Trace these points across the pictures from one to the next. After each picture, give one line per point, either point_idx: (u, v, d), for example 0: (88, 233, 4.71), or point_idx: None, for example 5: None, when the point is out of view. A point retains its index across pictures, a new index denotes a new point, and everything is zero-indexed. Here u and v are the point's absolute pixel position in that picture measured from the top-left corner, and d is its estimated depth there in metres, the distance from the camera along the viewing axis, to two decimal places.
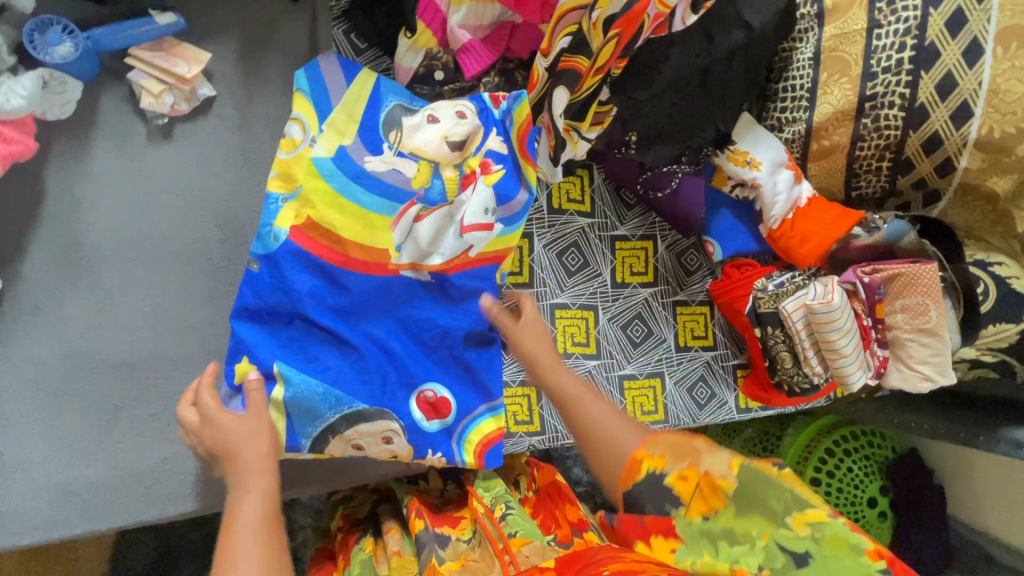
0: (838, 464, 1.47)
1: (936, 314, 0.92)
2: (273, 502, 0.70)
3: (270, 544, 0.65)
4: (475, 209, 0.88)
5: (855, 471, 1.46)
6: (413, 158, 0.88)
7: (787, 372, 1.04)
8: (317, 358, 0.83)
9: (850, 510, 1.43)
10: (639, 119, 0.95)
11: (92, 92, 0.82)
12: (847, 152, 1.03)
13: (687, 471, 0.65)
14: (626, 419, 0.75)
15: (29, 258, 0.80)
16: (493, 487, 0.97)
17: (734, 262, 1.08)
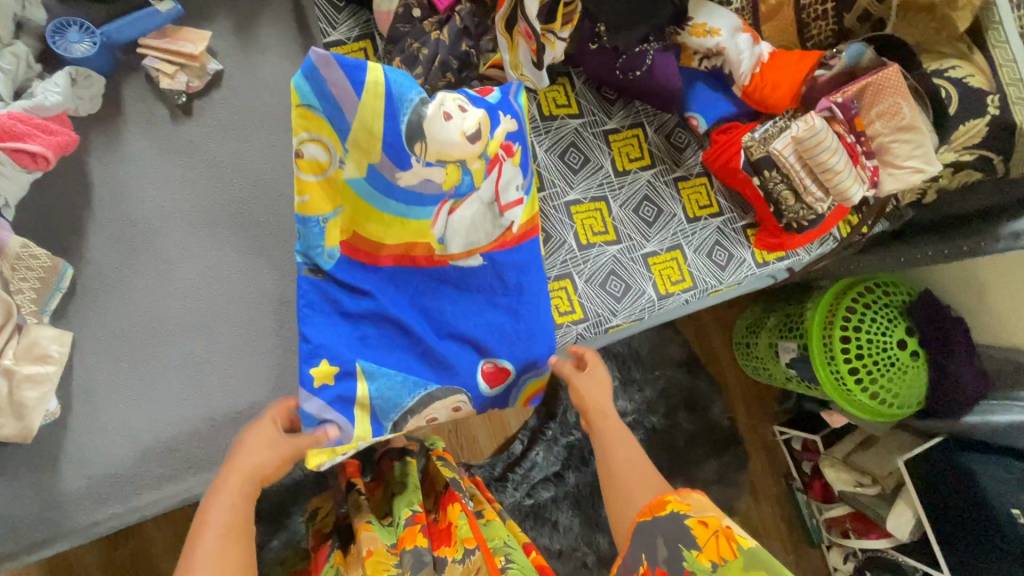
0: (861, 317, 1.54)
1: (909, 112, 1.01)
2: (244, 497, 0.77)
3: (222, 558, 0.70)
4: (507, 189, 0.95)
5: (877, 319, 1.54)
6: (442, 165, 0.85)
7: (792, 210, 1.11)
8: (391, 351, 0.91)
9: (883, 355, 1.51)
10: (604, 9, 1.04)
11: (114, 85, 0.90)
12: (792, 5, 1.17)
13: (699, 525, 0.73)
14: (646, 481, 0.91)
15: (89, 242, 0.86)
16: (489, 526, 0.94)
17: (720, 128, 1.17)
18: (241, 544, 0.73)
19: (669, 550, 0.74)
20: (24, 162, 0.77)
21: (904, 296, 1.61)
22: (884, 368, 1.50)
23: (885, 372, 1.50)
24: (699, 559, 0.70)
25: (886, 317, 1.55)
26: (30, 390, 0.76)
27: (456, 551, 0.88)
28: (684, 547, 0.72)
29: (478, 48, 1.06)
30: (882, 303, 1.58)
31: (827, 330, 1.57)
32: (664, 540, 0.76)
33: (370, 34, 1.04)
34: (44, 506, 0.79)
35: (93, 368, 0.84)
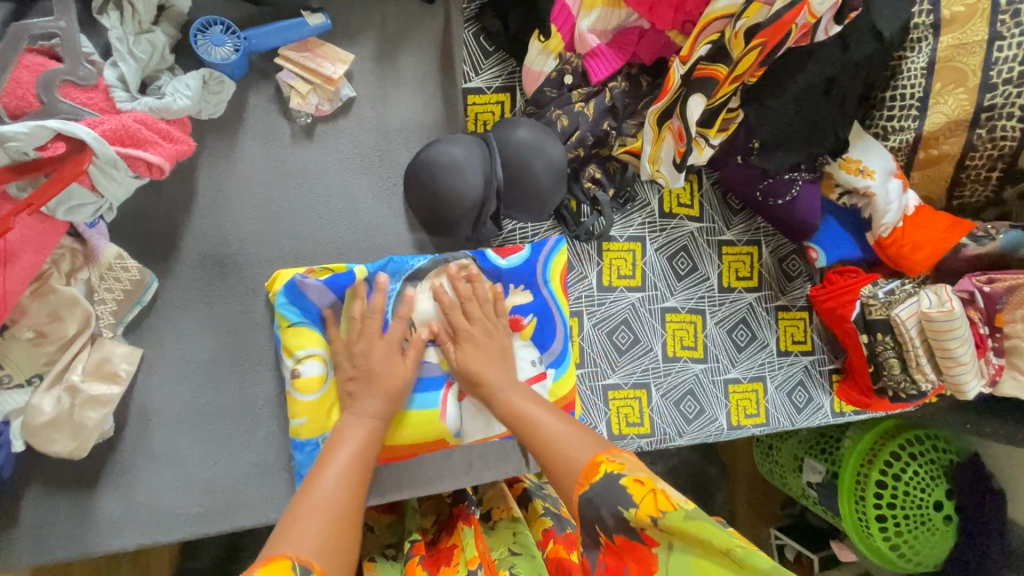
0: (903, 468, 1.44)
1: None
2: (361, 460, 0.67)
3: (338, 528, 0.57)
4: (524, 366, 0.89)
5: (918, 474, 1.44)
6: (435, 345, 0.89)
7: (894, 379, 1.05)
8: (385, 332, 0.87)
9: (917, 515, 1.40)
10: (764, 125, 0.95)
11: (240, 90, 0.84)
12: (956, 161, 1.06)
13: (631, 480, 0.58)
14: (577, 429, 0.69)
15: (181, 255, 0.80)
16: (499, 550, 0.92)
17: (837, 269, 1.10)
18: (346, 527, 0.58)
19: (615, 517, 0.58)
20: (137, 168, 0.70)
21: (952, 454, 1.49)
22: (912, 525, 1.40)
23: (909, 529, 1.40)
24: (639, 516, 0.56)
25: (929, 473, 1.45)
26: (91, 411, 0.71)
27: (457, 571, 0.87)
28: (623, 507, 0.57)
29: (619, 131, 0.99)
30: (929, 458, 1.47)
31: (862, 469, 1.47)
32: (608, 513, 0.59)
33: (511, 87, 0.97)
34: (76, 525, 0.75)
35: (154, 389, 0.79)
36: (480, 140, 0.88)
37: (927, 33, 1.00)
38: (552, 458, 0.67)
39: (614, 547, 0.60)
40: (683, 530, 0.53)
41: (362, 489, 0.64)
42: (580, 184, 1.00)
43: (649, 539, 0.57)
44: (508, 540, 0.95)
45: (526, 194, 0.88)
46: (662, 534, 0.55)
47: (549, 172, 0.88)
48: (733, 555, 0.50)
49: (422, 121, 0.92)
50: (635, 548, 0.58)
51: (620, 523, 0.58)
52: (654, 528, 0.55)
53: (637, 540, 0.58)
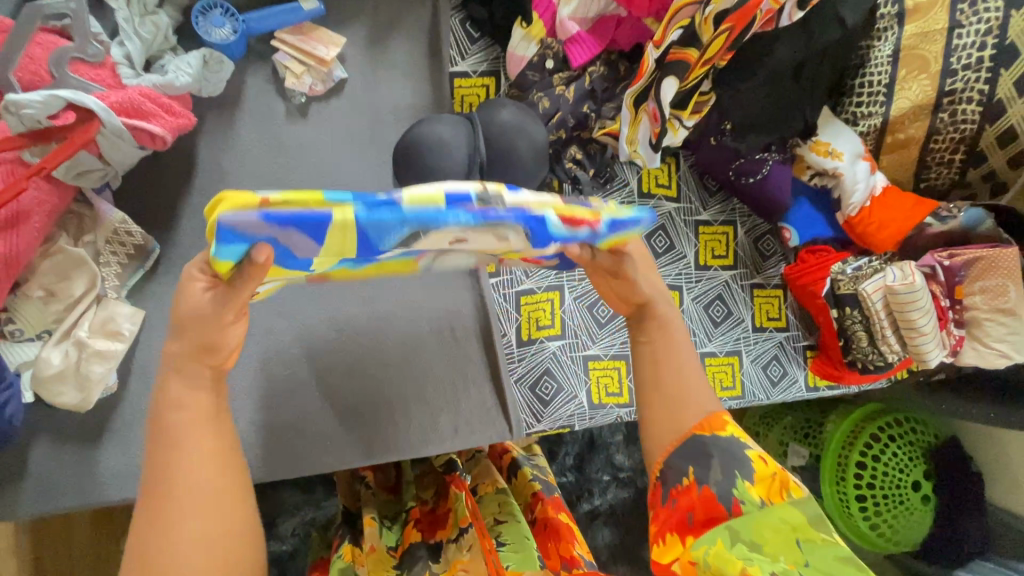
0: (882, 449, 1.47)
1: (1016, 295, 0.98)
2: (203, 421, 0.59)
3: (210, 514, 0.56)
4: None
5: (896, 454, 1.46)
6: None
7: (862, 351, 1.10)
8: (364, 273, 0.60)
9: (895, 493, 1.42)
10: (737, 109, 1.02)
11: (239, 72, 0.89)
12: (921, 145, 1.11)
13: (757, 458, 0.67)
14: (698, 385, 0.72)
15: (181, 225, 0.85)
16: (488, 518, 0.97)
17: (810, 248, 1.14)
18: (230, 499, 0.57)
19: (723, 472, 0.66)
20: (142, 140, 0.75)
21: (931, 436, 1.52)
22: (891, 502, 1.42)
23: (886, 508, 1.42)
24: (750, 491, 0.65)
25: (907, 453, 1.47)
26: (96, 366, 0.75)
27: (451, 530, 0.92)
28: (740, 475, 0.65)
29: (599, 113, 1.04)
30: (908, 439, 1.49)
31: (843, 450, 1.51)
32: (717, 462, 0.66)
33: (496, 71, 1.03)
34: (80, 477, 0.79)
35: (156, 351, 0.84)
36: (466, 120, 0.94)
37: (892, 23, 1.06)
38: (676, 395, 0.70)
39: (692, 491, 0.66)
40: (790, 510, 0.63)
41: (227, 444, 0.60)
42: (562, 164, 1.05)
43: (737, 509, 0.64)
44: (493, 510, 0.98)
45: (509, 170, 0.93)
46: (758, 508, 0.63)
47: (531, 150, 0.93)
48: (804, 539, 0.60)
49: (411, 103, 0.97)
50: (712, 506, 0.65)
51: (723, 482, 0.65)
52: (758, 506, 0.64)
53: (723, 501, 0.65)
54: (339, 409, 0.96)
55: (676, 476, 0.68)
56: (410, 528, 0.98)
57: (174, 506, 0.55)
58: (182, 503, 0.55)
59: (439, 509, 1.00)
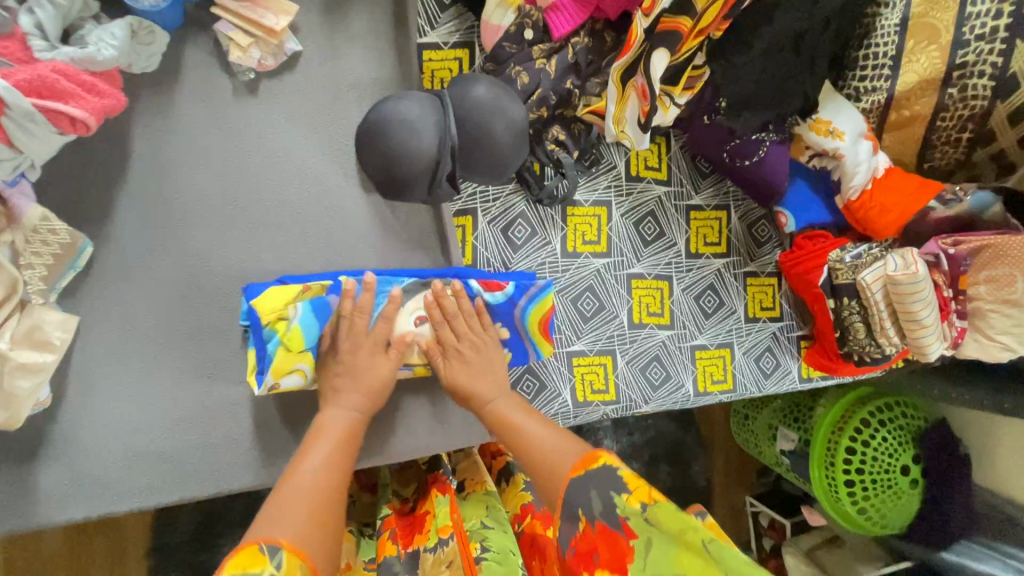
0: (872, 434, 1.42)
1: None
2: (338, 460, 0.73)
3: (320, 519, 0.64)
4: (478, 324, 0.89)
5: (887, 440, 1.42)
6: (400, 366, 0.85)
7: (859, 343, 1.05)
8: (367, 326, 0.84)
9: (884, 480, 1.38)
10: (731, 84, 0.92)
11: (177, 44, 0.79)
12: (928, 123, 1.04)
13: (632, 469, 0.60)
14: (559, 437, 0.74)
15: (117, 219, 0.76)
16: (473, 521, 0.91)
17: (806, 234, 1.09)
18: (325, 507, 0.66)
19: (602, 500, 0.60)
20: (61, 125, 0.66)
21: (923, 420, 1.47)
22: (881, 490, 1.38)
23: (878, 494, 1.38)
24: (630, 504, 0.57)
25: (897, 438, 1.42)
26: (23, 379, 0.68)
27: (428, 538, 0.87)
28: (614, 492, 0.59)
29: (582, 89, 0.95)
30: (898, 424, 1.45)
31: (832, 437, 1.45)
32: (596, 493, 0.61)
33: (470, 43, 0.94)
34: (16, 497, 0.73)
35: (95, 358, 0.76)
36: (435, 97, 0.84)
37: None
38: (539, 452, 0.73)
39: (590, 533, 0.61)
40: (669, 516, 0.53)
41: (340, 479, 0.71)
42: (544, 146, 0.96)
43: (629, 529, 0.56)
44: (480, 513, 0.93)
45: (484, 155, 0.85)
46: (643, 524, 0.55)
47: (508, 132, 0.85)
48: (707, 545, 0.50)
49: (375, 79, 0.88)
50: (614, 538, 0.58)
51: (606, 509, 0.59)
52: (641, 514, 0.56)
53: (614, 528, 0.58)
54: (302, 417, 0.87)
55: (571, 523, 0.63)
56: (385, 539, 0.91)
57: (298, 498, 0.65)
58: (297, 502, 0.64)
59: (419, 511, 0.95)
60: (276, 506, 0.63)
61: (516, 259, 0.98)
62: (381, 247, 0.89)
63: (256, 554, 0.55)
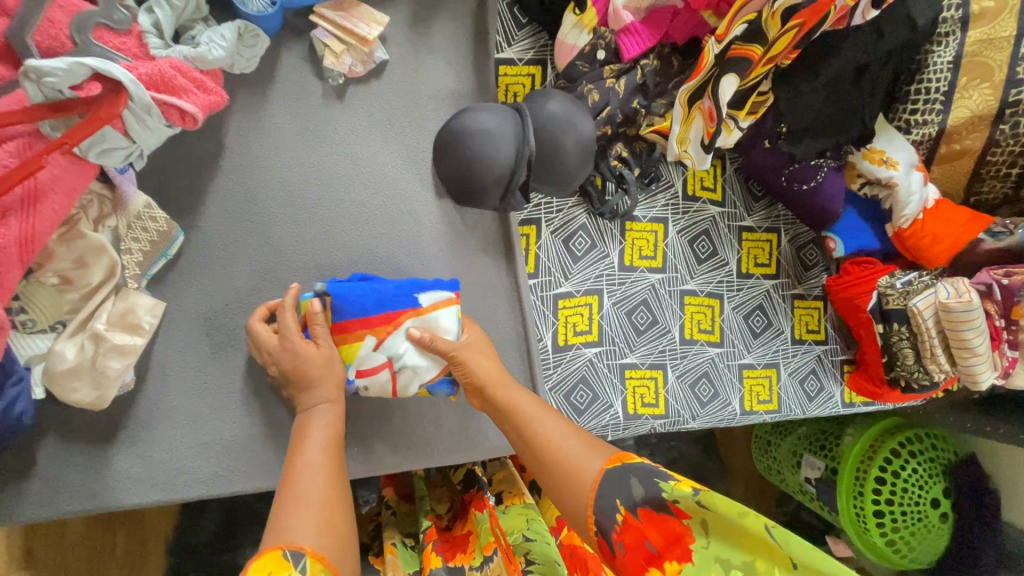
0: (903, 465, 1.39)
1: None
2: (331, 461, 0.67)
3: (331, 519, 0.58)
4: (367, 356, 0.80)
5: (919, 472, 1.39)
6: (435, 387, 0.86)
7: (907, 369, 1.06)
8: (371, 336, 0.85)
9: (914, 512, 1.34)
10: (793, 111, 0.95)
11: (274, 49, 0.83)
12: (977, 156, 1.08)
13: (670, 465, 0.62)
14: (582, 439, 0.68)
15: (207, 212, 0.79)
16: (515, 534, 0.91)
17: (855, 260, 1.11)
18: (337, 510, 0.60)
19: (647, 487, 0.60)
20: (171, 117, 0.69)
21: (953, 452, 1.45)
22: (910, 522, 1.34)
23: (911, 529, 1.35)
24: (678, 487, 0.58)
25: (929, 471, 1.39)
26: (114, 360, 0.69)
27: (474, 558, 0.89)
28: (660, 478, 0.59)
29: (648, 108, 0.99)
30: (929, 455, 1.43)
31: (861, 468, 1.42)
32: (638, 481, 0.61)
33: (543, 60, 0.97)
34: (90, 478, 0.74)
35: (175, 344, 0.78)
36: (513, 110, 0.88)
37: (954, 28, 0.99)
38: (551, 461, 0.66)
39: (633, 524, 0.59)
40: (725, 503, 0.55)
41: (341, 484, 0.65)
42: (608, 161, 0.99)
43: (681, 512, 0.57)
44: (520, 524, 0.92)
45: (557, 167, 0.88)
46: (697, 503, 0.56)
47: (578, 147, 0.88)
48: (775, 528, 0.52)
49: (453, 91, 0.91)
50: (665, 524, 0.57)
51: (650, 495, 0.59)
52: (693, 497, 0.56)
53: (666, 512, 0.58)
54: (360, 412, 0.89)
55: (609, 517, 0.60)
56: (429, 550, 0.89)
57: (303, 502, 0.59)
58: (307, 502, 0.59)
59: (460, 530, 0.97)
60: (289, 509, 0.58)
61: (574, 270, 1.00)
62: (450, 252, 0.92)
63: (279, 561, 0.52)
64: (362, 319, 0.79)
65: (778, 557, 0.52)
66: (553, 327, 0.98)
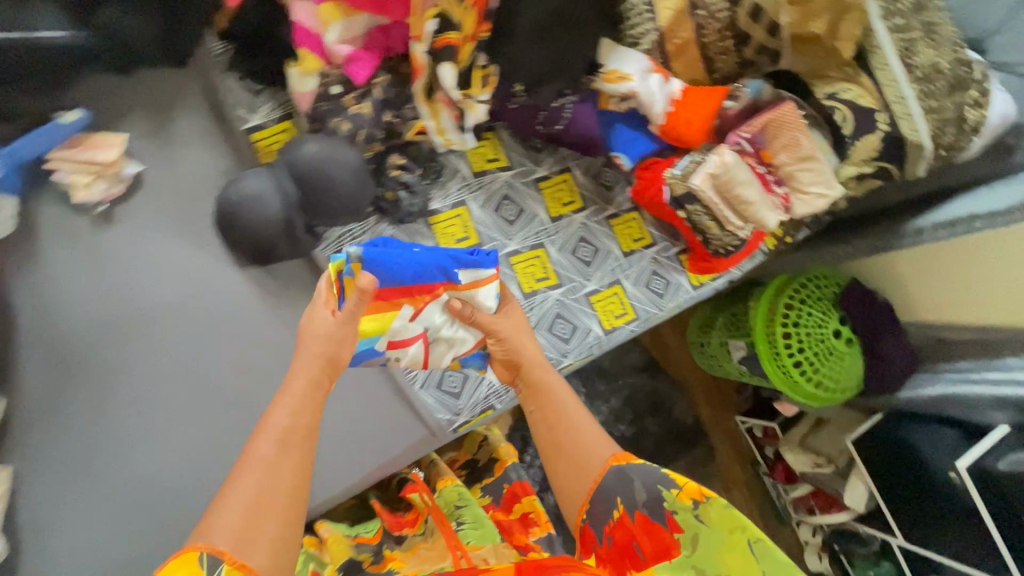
0: (800, 313, 1.55)
1: (808, 141, 1.07)
2: (298, 457, 0.66)
3: (258, 522, 0.60)
4: (412, 329, 0.94)
5: (813, 313, 1.55)
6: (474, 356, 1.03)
7: (716, 237, 1.19)
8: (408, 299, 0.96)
9: (820, 346, 1.52)
10: (518, 69, 1.06)
11: (32, 205, 0.93)
12: (697, 43, 1.21)
13: (676, 474, 0.81)
14: (597, 431, 0.90)
15: (26, 362, 0.91)
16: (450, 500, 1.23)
17: (643, 164, 1.24)
18: (275, 510, 0.62)
19: (647, 494, 0.81)
20: None
21: (833, 286, 1.60)
22: (823, 359, 1.52)
23: (824, 364, 1.51)
24: (678, 499, 0.78)
25: (822, 309, 1.56)
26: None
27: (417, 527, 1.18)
28: (665, 488, 0.80)
29: (401, 117, 1.08)
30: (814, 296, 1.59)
31: (770, 336, 1.56)
32: (640, 486, 0.82)
33: (291, 114, 1.05)
34: None
35: (40, 482, 0.90)
36: (273, 167, 0.95)
37: None
38: (564, 440, 0.90)
39: (625, 520, 0.81)
40: (722, 514, 0.73)
41: (302, 480, 0.65)
42: (386, 175, 1.08)
43: (675, 522, 0.77)
44: (454, 498, 1.23)
45: (329, 200, 0.95)
46: (691, 516, 0.76)
47: (346, 174, 0.95)
48: (755, 543, 0.69)
49: (215, 173, 1.01)
50: (651, 526, 0.79)
51: (648, 501, 0.80)
52: (690, 509, 0.76)
53: (660, 522, 0.78)
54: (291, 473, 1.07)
55: (610, 509, 0.84)
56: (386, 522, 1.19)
57: (240, 505, 0.61)
58: (242, 504, 0.61)
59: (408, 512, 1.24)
60: (215, 508, 0.61)
61: None
62: (270, 310, 0.99)
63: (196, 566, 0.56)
64: (398, 287, 0.91)
65: (752, 565, 0.69)
66: None
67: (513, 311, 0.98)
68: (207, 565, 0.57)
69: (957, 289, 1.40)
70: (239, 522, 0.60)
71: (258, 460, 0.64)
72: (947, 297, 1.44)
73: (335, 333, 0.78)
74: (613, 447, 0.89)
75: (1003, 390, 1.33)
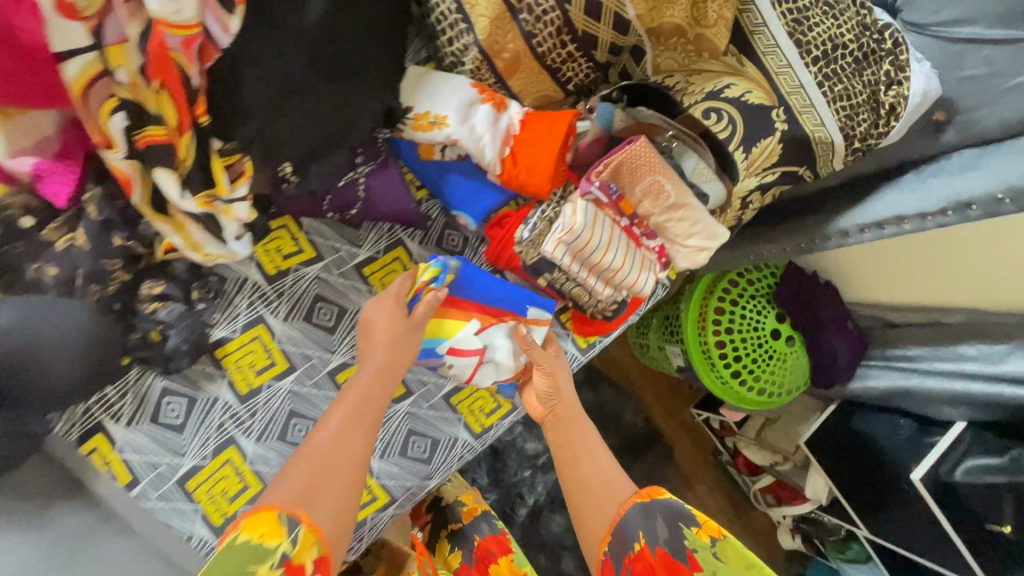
0: (732, 316, 1.31)
1: (672, 186, 0.85)
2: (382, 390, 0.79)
3: (316, 487, 0.66)
4: (467, 340, 0.92)
5: (748, 313, 1.31)
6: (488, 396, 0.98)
7: (589, 304, 0.96)
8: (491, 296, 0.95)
9: (760, 350, 1.29)
10: (275, 152, 0.77)
11: None
12: (529, 54, 0.92)
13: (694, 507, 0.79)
14: (619, 473, 0.86)
15: None
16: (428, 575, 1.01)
17: (493, 222, 0.98)
18: (332, 481, 0.68)
19: (669, 530, 0.77)
20: None
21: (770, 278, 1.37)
22: (762, 359, 1.29)
23: (766, 367, 1.30)
24: (699, 536, 0.76)
25: (756, 306, 1.32)
26: None
27: None
28: (685, 524, 0.77)
29: (139, 237, 0.81)
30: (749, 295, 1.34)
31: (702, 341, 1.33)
32: (663, 521, 0.78)
33: None
34: None
35: None
36: None
37: None
38: (593, 481, 0.85)
39: (647, 555, 0.77)
40: (739, 551, 0.73)
41: (352, 443, 0.73)
42: (134, 317, 0.82)
43: (697, 560, 0.75)
44: None
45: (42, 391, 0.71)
46: (711, 554, 0.74)
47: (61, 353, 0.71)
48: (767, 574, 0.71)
49: None
50: (673, 563, 0.76)
51: (671, 538, 0.77)
52: (709, 546, 0.75)
53: (679, 558, 0.76)
54: None
55: (630, 543, 0.79)
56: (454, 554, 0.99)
57: (297, 475, 0.67)
58: (292, 475, 0.67)
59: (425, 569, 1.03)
60: (295, 461, 0.69)
61: (185, 442, 0.84)
62: None
63: (273, 524, 0.61)
64: (478, 302, 0.94)
65: None
66: (198, 513, 0.83)
67: (552, 346, 0.96)
68: (287, 522, 0.62)
69: (904, 272, 1.20)
70: (301, 484, 0.66)
71: (344, 402, 0.76)
72: (893, 281, 1.24)
73: (397, 336, 0.82)
74: (633, 486, 0.85)
75: (955, 386, 1.16)
